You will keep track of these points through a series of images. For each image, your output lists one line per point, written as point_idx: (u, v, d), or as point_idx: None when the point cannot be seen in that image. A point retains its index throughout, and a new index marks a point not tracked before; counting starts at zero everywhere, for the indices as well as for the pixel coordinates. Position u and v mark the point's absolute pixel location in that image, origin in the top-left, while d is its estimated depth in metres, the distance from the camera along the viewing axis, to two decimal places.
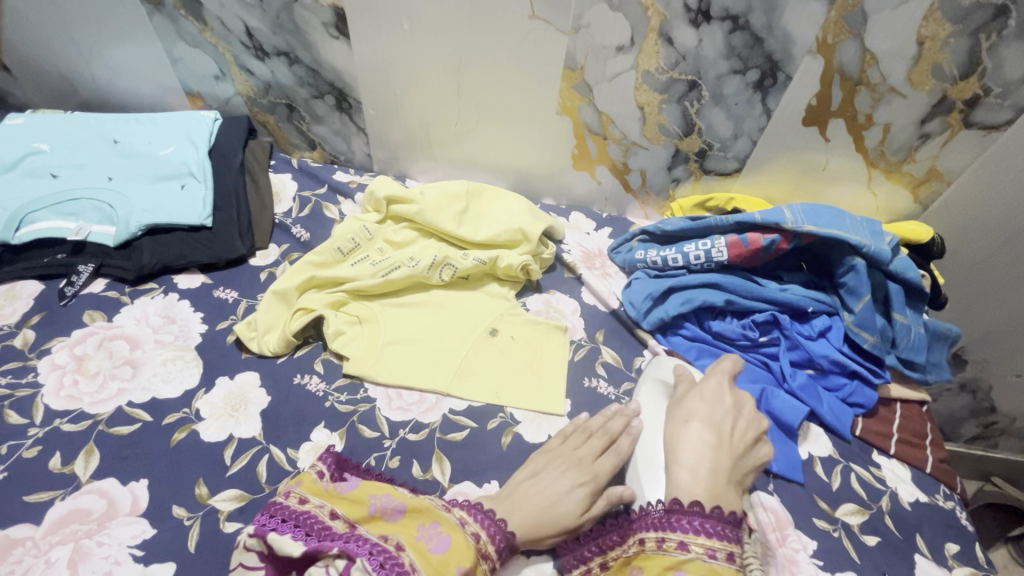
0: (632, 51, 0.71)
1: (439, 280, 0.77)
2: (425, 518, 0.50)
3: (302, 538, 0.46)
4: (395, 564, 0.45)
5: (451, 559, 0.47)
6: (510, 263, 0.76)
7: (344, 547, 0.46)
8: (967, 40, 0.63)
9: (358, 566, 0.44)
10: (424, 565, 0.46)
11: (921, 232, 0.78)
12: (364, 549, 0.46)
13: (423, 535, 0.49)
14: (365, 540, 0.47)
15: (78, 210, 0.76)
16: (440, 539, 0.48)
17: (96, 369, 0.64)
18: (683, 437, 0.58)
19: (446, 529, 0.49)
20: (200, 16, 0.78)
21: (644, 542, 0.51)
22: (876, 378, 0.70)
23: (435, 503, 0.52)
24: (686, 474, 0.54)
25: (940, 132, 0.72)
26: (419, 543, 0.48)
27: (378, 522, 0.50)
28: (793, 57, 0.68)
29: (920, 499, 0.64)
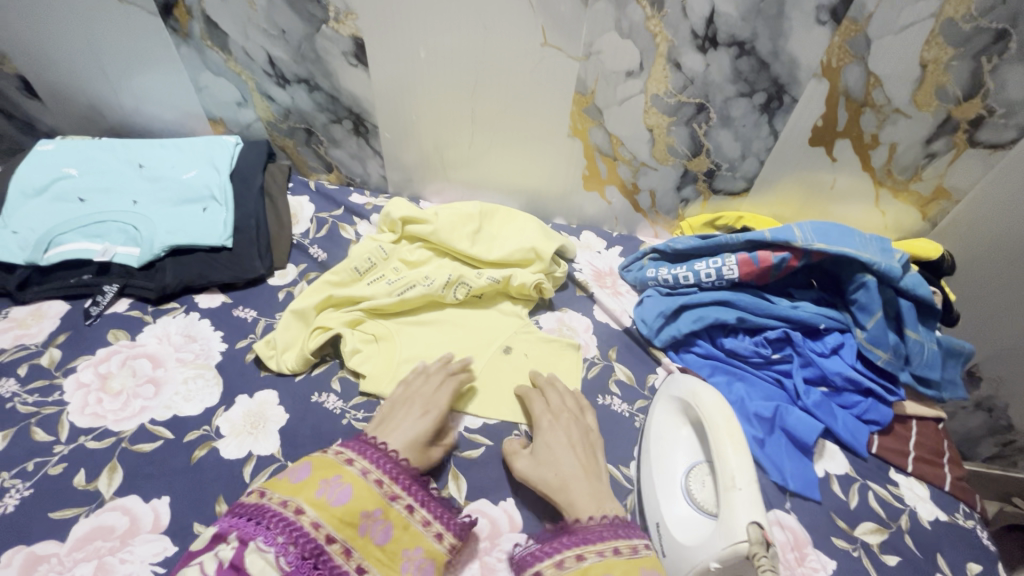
0: (641, 76, 0.74)
1: (454, 299, 0.78)
2: (327, 473, 0.52)
3: (221, 528, 0.46)
4: (299, 534, 0.46)
5: (358, 506, 0.50)
6: (524, 282, 0.77)
7: (245, 527, 0.46)
8: (969, 63, 0.65)
9: (255, 547, 0.45)
10: (329, 519, 0.48)
11: (931, 249, 0.79)
12: (264, 525, 0.46)
13: (323, 490, 0.50)
14: (264, 514, 0.47)
15: (104, 232, 0.79)
16: (342, 491, 0.50)
17: (119, 387, 0.65)
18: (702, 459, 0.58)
19: (347, 480, 0.51)
20: (225, 46, 0.81)
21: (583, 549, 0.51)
22: (891, 396, 0.70)
23: (337, 457, 0.54)
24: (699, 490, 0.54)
25: (946, 152, 0.74)
26: (320, 500, 0.49)
27: (284, 485, 0.51)
28: (799, 81, 0.70)
29: (940, 518, 0.63)
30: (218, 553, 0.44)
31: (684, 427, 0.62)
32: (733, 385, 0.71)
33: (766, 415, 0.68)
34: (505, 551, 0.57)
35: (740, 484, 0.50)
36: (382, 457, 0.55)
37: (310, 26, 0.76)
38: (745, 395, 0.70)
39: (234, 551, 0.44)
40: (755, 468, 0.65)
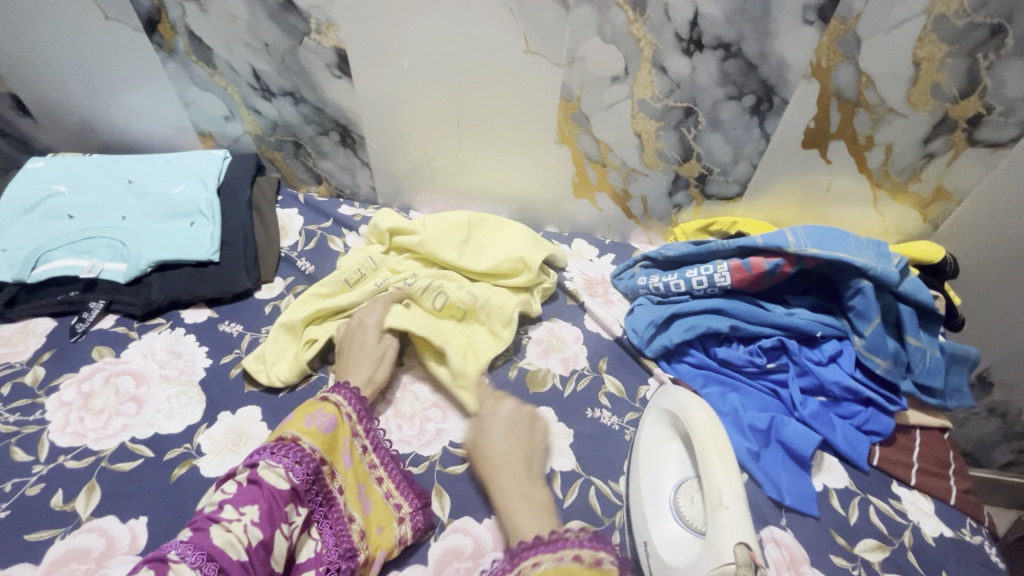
0: (626, 81, 0.72)
1: (431, 305, 0.76)
2: (311, 408, 0.60)
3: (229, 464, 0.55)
4: (302, 454, 0.55)
5: (339, 436, 0.60)
6: (505, 305, 0.76)
7: (253, 457, 0.55)
8: (965, 60, 0.62)
9: (265, 465, 0.54)
10: (321, 444, 0.58)
11: (932, 252, 0.76)
12: (265, 452, 0.55)
13: (312, 421, 0.59)
14: (264, 445, 0.56)
15: (92, 248, 0.79)
16: (328, 421, 0.59)
17: (102, 405, 0.65)
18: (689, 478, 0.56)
19: (330, 411, 0.60)
20: (210, 61, 0.81)
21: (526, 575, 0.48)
22: (892, 406, 0.68)
23: (316, 396, 0.62)
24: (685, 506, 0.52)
25: (945, 151, 0.71)
26: (311, 428, 0.58)
27: (276, 427, 0.60)
28: (788, 82, 0.68)
29: (945, 534, 0.60)
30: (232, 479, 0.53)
31: (673, 441, 0.60)
32: (726, 396, 0.69)
33: (761, 427, 0.65)
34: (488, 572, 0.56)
35: (727, 505, 0.48)
36: (353, 395, 0.63)
37: (293, 39, 0.75)
38: (739, 406, 0.68)
39: (248, 472, 0.53)
40: (750, 482, 0.63)
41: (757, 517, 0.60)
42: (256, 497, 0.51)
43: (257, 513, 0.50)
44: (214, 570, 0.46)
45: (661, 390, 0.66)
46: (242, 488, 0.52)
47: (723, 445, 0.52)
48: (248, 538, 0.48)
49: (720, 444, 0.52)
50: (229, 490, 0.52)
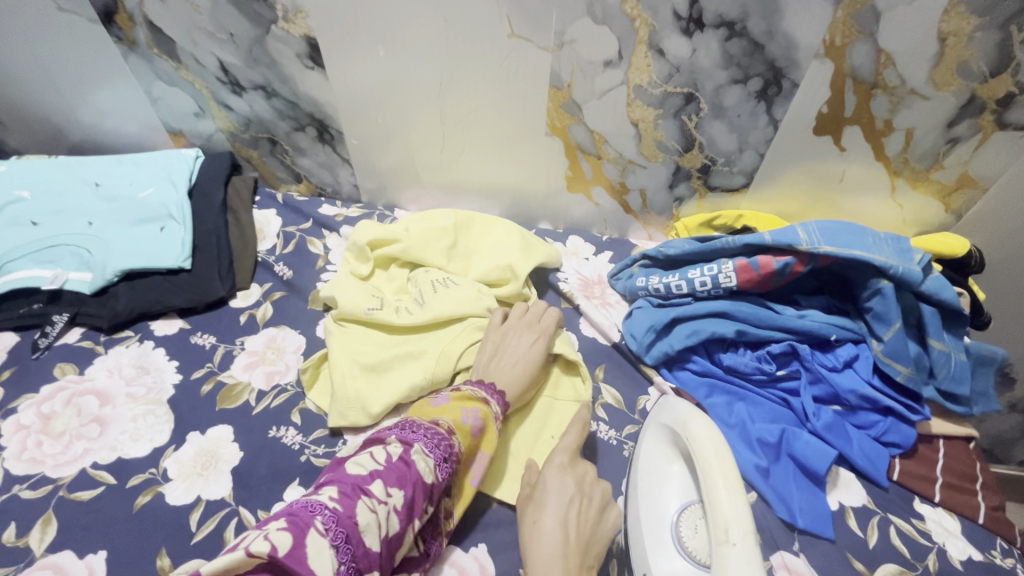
0: (621, 66, 0.66)
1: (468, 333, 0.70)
2: (467, 403, 0.56)
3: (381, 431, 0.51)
4: (451, 453, 0.51)
5: (479, 444, 0.56)
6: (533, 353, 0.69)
7: (406, 432, 0.51)
8: (996, 33, 0.56)
9: (418, 449, 0.49)
10: (464, 447, 0.54)
11: (956, 245, 0.70)
12: (421, 434, 0.51)
13: (466, 418, 0.55)
14: (421, 426, 0.52)
15: (56, 257, 0.74)
16: (478, 426, 0.55)
17: (62, 429, 0.61)
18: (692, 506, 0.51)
19: (484, 416, 0.56)
20: (174, 54, 0.76)
21: None
22: (913, 415, 0.62)
23: (473, 391, 0.58)
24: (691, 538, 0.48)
25: (971, 136, 0.65)
26: (463, 426, 0.54)
27: (427, 407, 0.56)
28: (798, 63, 0.62)
29: (974, 556, 0.55)
30: (388, 447, 0.49)
31: (675, 461, 0.55)
32: (733, 406, 0.64)
33: (770, 441, 0.60)
34: None
35: (736, 537, 0.43)
36: (503, 406, 0.59)
37: (260, 28, 0.70)
38: (746, 417, 0.63)
39: (402, 449, 0.49)
40: (759, 501, 0.58)
41: (767, 541, 0.56)
42: (405, 481, 0.47)
43: (401, 502, 0.46)
44: (351, 556, 0.41)
45: (663, 401, 0.60)
46: (394, 463, 0.47)
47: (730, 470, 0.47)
48: (388, 528, 0.44)
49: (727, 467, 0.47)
50: (379, 460, 0.47)
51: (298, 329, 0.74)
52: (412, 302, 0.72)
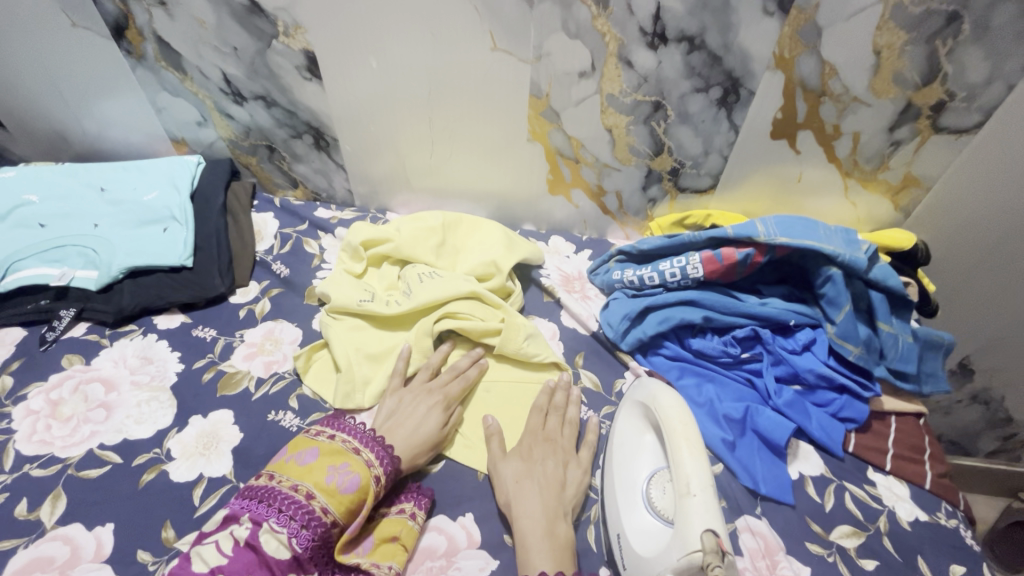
0: (594, 76, 0.73)
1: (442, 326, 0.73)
2: (334, 460, 0.55)
3: (232, 509, 0.52)
4: (309, 518, 0.50)
5: (361, 498, 0.54)
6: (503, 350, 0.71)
7: (257, 509, 0.51)
8: (924, 47, 0.63)
9: (268, 527, 0.50)
10: (336, 505, 0.52)
11: (903, 239, 0.77)
12: (274, 507, 0.51)
13: (332, 477, 0.53)
14: (276, 497, 0.51)
15: (62, 256, 0.78)
16: (350, 480, 0.54)
17: (70, 413, 0.64)
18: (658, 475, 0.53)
19: (355, 469, 0.54)
20: (179, 66, 0.81)
21: None
22: (866, 392, 0.68)
23: (344, 445, 0.56)
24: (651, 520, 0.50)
25: (911, 139, 0.72)
26: (330, 487, 0.53)
27: (292, 468, 0.55)
28: (753, 74, 0.69)
29: (920, 517, 0.60)
30: (234, 532, 0.50)
31: (647, 432, 0.59)
32: (702, 386, 0.69)
33: (735, 417, 0.65)
34: (462, 569, 0.56)
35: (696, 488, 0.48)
36: (388, 453, 0.57)
37: (261, 42, 0.75)
38: (714, 396, 0.68)
39: (249, 531, 0.50)
40: (725, 472, 0.63)
41: (732, 506, 0.60)
42: (252, 567, 0.48)
43: None
44: None
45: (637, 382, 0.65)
46: (239, 551, 0.49)
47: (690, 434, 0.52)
48: None
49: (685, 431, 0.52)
50: (224, 551, 0.49)
51: (294, 322, 0.78)
52: (400, 294, 0.77)
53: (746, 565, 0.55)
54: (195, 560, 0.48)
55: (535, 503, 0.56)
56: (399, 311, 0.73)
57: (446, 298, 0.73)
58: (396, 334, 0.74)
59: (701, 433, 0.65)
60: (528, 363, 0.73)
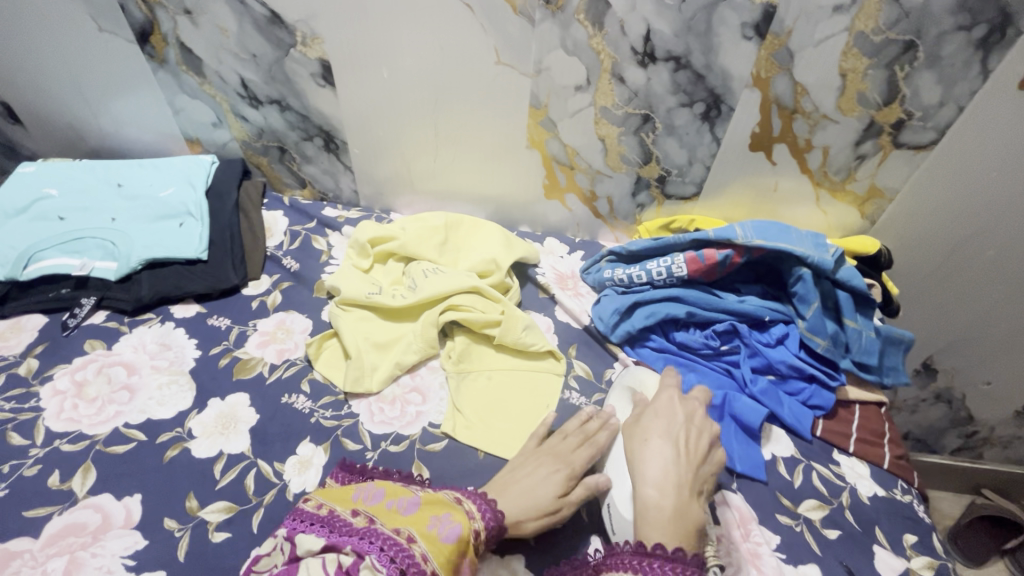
0: (589, 90, 0.79)
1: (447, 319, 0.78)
2: (437, 510, 0.54)
3: (333, 538, 0.49)
4: (409, 561, 0.47)
5: (461, 552, 0.51)
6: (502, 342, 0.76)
7: (359, 543, 0.49)
8: (884, 71, 0.70)
9: (369, 564, 0.47)
10: (436, 555, 0.49)
11: (868, 245, 0.84)
12: (377, 544, 0.48)
13: (434, 524, 0.52)
14: (379, 535, 0.49)
15: (82, 248, 0.82)
16: (452, 529, 0.51)
17: (95, 394, 0.68)
18: (646, 453, 0.59)
19: (458, 520, 0.53)
20: (199, 71, 0.86)
21: None
22: (833, 381, 0.75)
23: (449, 496, 0.56)
24: (652, 490, 0.56)
25: (875, 153, 0.79)
26: (432, 533, 0.51)
27: (394, 514, 0.53)
28: (733, 91, 0.76)
29: (878, 493, 0.67)
30: (339, 557, 0.48)
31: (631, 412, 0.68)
32: (685, 375, 0.75)
33: (714, 403, 0.72)
34: None
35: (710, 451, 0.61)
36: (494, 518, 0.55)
37: (279, 50, 0.81)
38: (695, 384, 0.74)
39: (352, 560, 0.47)
40: None
41: None
42: None
43: None
44: None
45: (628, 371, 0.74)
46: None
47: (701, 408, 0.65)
48: None
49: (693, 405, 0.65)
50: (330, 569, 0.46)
51: (305, 313, 0.82)
52: (405, 288, 0.82)
53: (723, 533, 0.61)
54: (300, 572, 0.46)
55: (682, 470, 0.57)
56: (405, 303, 0.78)
57: (449, 291, 0.78)
58: (402, 324, 0.79)
59: None
60: (526, 353, 0.78)
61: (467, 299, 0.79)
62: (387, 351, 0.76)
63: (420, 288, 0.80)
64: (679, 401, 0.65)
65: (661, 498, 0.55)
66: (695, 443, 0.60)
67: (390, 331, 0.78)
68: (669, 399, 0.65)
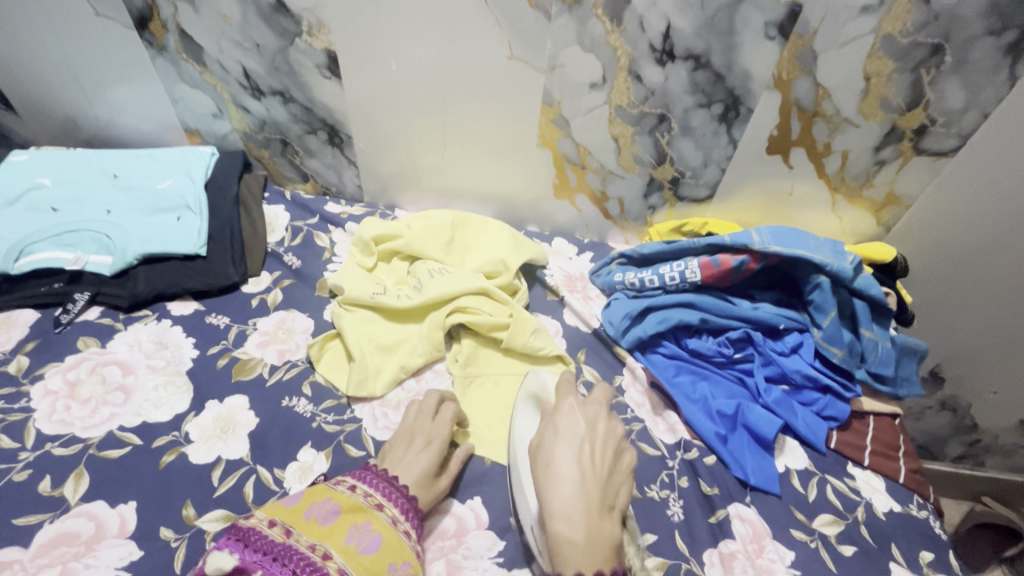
0: (604, 88, 0.77)
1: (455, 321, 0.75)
2: (357, 518, 0.53)
3: (245, 560, 0.47)
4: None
5: (383, 559, 0.51)
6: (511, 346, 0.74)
7: (271, 568, 0.47)
8: (909, 75, 0.68)
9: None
10: (356, 568, 0.49)
11: (885, 252, 0.82)
12: (290, 568, 0.47)
13: (352, 536, 0.51)
14: (292, 556, 0.48)
15: (76, 241, 0.79)
16: (371, 540, 0.51)
17: (88, 395, 0.66)
18: (553, 478, 0.55)
19: (378, 528, 0.52)
20: (201, 59, 0.83)
21: None
22: (847, 393, 0.73)
23: (366, 500, 0.55)
24: (563, 524, 0.51)
25: (894, 159, 0.77)
26: (349, 547, 0.51)
27: (311, 526, 0.52)
28: (753, 93, 0.74)
29: (894, 508, 0.65)
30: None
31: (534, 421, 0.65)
32: (697, 384, 0.74)
33: (727, 413, 0.70)
34: (472, 548, 0.59)
35: (615, 459, 0.59)
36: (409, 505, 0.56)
37: (284, 40, 0.78)
38: (708, 393, 0.72)
39: None
40: (717, 463, 0.67)
41: (724, 495, 0.65)
42: None
43: None
44: None
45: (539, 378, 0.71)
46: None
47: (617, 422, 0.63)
48: None
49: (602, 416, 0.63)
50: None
51: (307, 312, 0.80)
52: (411, 288, 0.80)
53: (736, 549, 0.60)
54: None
55: (587, 489, 0.54)
56: (411, 304, 0.76)
57: (457, 293, 0.76)
58: (407, 326, 0.77)
59: (695, 427, 0.69)
60: (534, 357, 0.76)
61: (475, 301, 0.76)
62: (392, 354, 0.74)
63: (427, 288, 0.78)
64: (580, 409, 0.63)
65: (573, 533, 0.50)
66: (601, 460, 0.57)
67: (395, 332, 0.76)
68: (570, 408, 0.63)
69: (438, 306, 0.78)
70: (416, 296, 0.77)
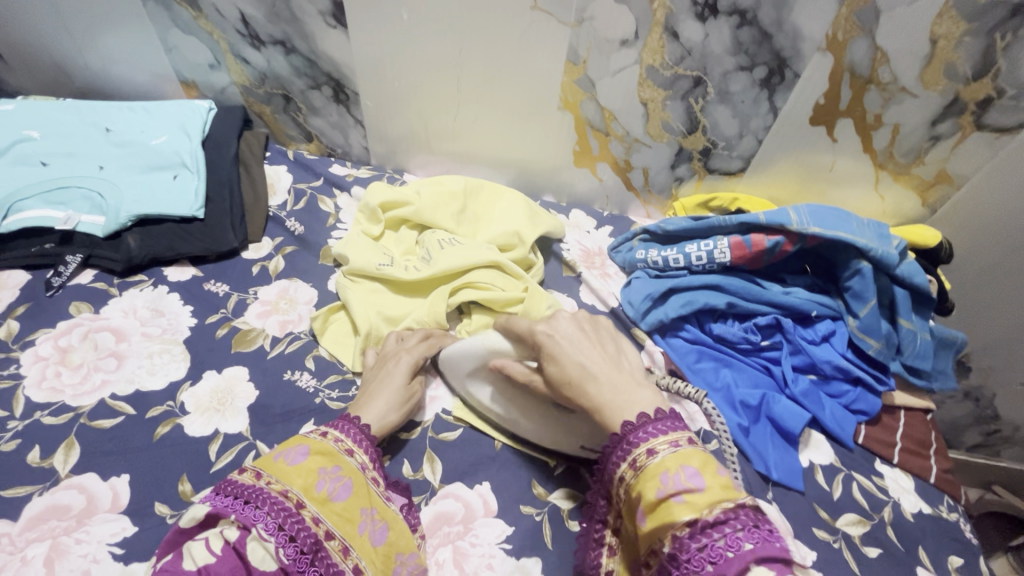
0: (636, 45, 0.70)
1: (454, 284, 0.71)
2: (326, 462, 0.50)
3: (214, 506, 0.45)
4: (299, 527, 0.45)
5: (356, 504, 0.49)
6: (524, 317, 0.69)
7: (244, 511, 0.44)
8: (982, 39, 0.61)
9: (256, 535, 0.44)
10: (329, 516, 0.47)
11: (929, 236, 0.75)
12: (263, 511, 0.45)
13: (323, 483, 0.49)
14: (265, 499, 0.46)
15: (67, 199, 0.74)
16: (342, 487, 0.49)
17: (80, 361, 0.63)
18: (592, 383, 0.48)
19: (347, 474, 0.50)
20: (195, 4, 0.78)
21: (624, 478, 0.45)
22: (880, 386, 0.69)
23: (337, 446, 0.52)
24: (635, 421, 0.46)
25: (951, 135, 0.70)
26: (321, 494, 0.48)
27: (281, 468, 0.49)
28: (802, 54, 0.66)
29: (923, 510, 0.62)
30: (224, 532, 0.44)
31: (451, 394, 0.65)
32: (719, 371, 0.69)
33: (752, 403, 0.66)
34: (479, 536, 0.56)
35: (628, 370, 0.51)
36: (377, 455, 0.55)
37: None
38: (731, 382, 0.68)
39: (239, 534, 0.44)
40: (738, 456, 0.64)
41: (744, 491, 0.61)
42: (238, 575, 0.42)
43: None
44: None
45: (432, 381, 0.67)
46: (227, 553, 0.43)
47: (622, 365, 0.50)
48: None
49: (592, 328, 0.53)
50: (213, 549, 0.42)
51: (310, 282, 0.76)
52: (420, 260, 0.75)
53: None
54: (186, 557, 0.42)
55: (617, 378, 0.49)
56: (418, 277, 0.71)
57: (468, 266, 0.71)
58: (413, 299, 0.73)
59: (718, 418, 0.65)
60: None
61: (483, 274, 0.72)
62: (396, 324, 0.70)
63: (431, 258, 0.74)
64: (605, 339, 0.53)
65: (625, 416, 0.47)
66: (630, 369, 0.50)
67: (400, 306, 0.72)
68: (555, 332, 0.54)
69: (447, 279, 0.73)
70: (417, 264, 0.74)
